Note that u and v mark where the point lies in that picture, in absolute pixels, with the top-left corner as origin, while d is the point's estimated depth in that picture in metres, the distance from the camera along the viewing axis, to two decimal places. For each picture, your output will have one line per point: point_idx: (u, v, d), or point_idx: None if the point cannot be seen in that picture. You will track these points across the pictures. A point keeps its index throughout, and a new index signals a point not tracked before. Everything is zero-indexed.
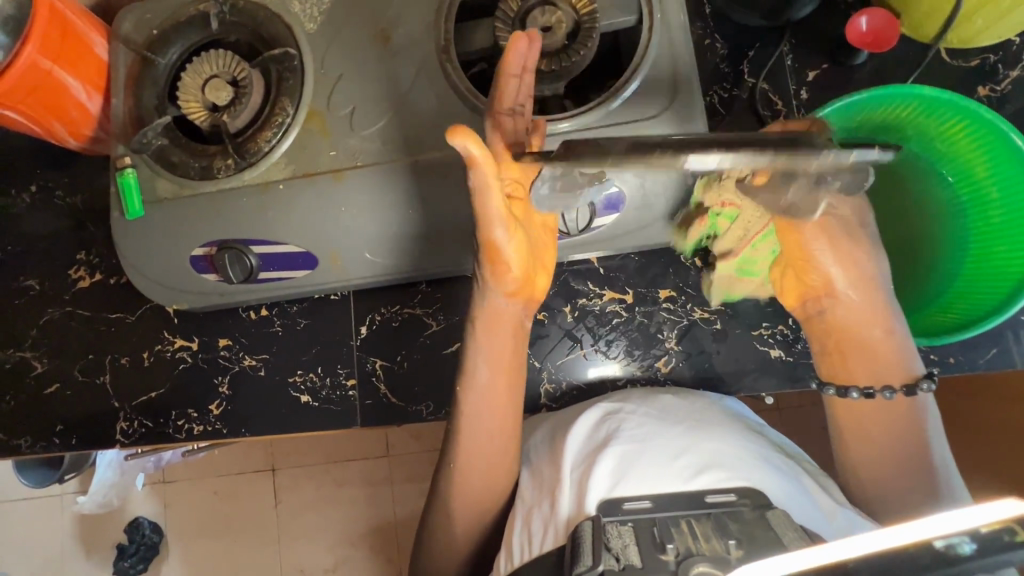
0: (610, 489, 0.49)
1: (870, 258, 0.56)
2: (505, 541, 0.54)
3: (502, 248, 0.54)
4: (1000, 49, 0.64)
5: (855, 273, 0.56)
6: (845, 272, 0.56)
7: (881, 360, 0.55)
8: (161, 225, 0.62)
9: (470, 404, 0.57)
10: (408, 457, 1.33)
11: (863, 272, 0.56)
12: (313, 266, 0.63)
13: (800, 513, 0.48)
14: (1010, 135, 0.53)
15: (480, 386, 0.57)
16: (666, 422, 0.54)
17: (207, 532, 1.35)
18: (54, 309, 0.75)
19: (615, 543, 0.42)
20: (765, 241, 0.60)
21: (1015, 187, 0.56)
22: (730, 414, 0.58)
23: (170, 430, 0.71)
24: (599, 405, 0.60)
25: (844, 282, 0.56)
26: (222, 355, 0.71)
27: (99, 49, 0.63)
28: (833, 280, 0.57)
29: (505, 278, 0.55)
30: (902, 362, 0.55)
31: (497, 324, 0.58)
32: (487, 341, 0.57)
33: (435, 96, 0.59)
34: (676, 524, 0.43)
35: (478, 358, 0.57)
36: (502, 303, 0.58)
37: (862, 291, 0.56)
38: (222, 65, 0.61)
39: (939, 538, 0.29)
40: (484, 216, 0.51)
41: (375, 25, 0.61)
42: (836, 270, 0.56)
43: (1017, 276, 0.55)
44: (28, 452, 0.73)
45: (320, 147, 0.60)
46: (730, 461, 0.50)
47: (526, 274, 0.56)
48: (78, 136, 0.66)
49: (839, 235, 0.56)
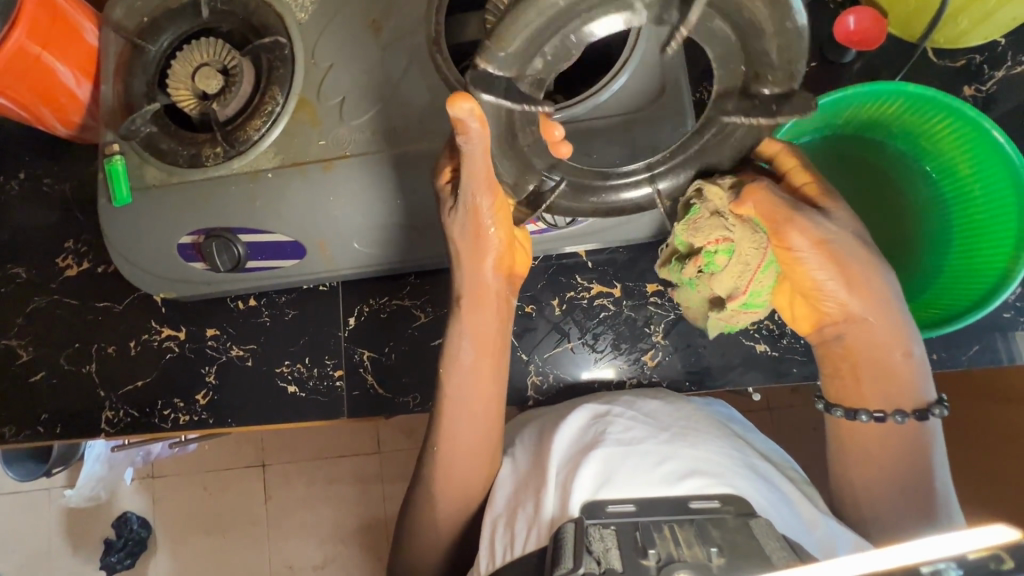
0: (595, 491, 0.49)
1: (883, 278, 0.53)
2: (485, 540, 0.53)
3: (485, 221, 0.54)
4: (987, 49, 0.64)
5: (870, 294, 0.53)
6: (859, 304, 0.53)
7: (894, 384, 0.53)
8: (148, 213, 0.62)
9: (452, 385, 0.58)
10: (399, 454, 1.32)
11: (877, 291, 0.53)
12: (301, 256, 0.63)
13: (780, 518, 0.48)
14: (993, 132, 0.54)
15: (465, 367, 0.58)
16: (654, 432, 0.54)
17: (194, 527, 1.34)
18: (41, 297, 0.75)
19: (597, 546, 0.42)
20: (766, 274, 0.57)
21: (998, 186, 0.56)
22: (716, 421, 0.59)
23: (156, 420, 0.71)
24: (586, 407, 0.60)
25: (858, 313, 0.53)
26: (209, 345, 0.71)
27: (89, 35, 0.63)
28: (846, 310, 0.53)
29: (484, 249, 0.55)
30: (916, 384, 0.53)
31: (484, 299, 0.58)
32: (469, 316, 0.58)
33: (425, 87, 0.59)
34: (659, 529, 0.44)
35: (464, 340, 0.58)
36: (488, 276, 0.57)
37: (877, 312, 0.53)
38: (215, 54, 0.62)
39: (926, 563, 0.30)
40: (471, 177, 0.49)
41: (366, 15, 0.61)
42: (849, 302, 0.53)
43: (997, 276, 0.55)
44: (11, 441, 0.73)
45: (310, 137, 0.60)
46: (716, 468, 0.50)
47: (506, 242, 0.56)
48: (67, 123, 0.66)
49: (847, 256, 0.53)
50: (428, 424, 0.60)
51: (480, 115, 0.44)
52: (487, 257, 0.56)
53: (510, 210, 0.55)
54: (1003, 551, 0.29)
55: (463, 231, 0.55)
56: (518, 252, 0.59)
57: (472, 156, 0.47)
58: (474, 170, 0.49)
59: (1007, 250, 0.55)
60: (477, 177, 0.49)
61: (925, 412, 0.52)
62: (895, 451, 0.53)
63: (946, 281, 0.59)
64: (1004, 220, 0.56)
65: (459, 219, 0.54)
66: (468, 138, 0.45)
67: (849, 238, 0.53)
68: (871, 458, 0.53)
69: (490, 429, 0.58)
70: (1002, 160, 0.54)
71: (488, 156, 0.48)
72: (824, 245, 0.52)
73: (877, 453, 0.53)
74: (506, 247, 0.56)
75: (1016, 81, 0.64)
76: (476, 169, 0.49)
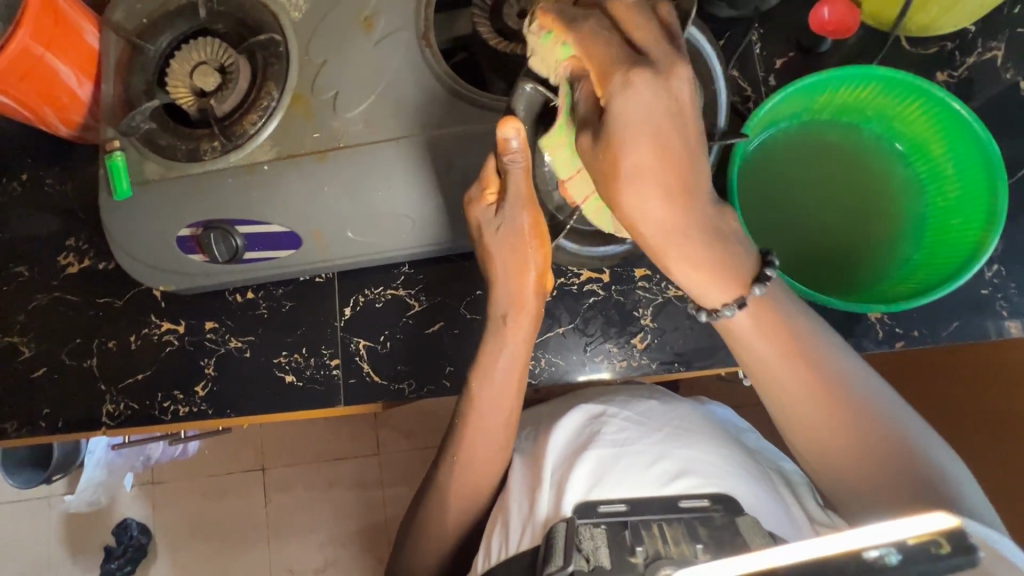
0: (588, 491, 0.49)
1: (633, 184, 0.46)
2: (484, 540, 0.55)
3: (521, 227, 0.57)
4: (957, 37, 0.66)
5: (638, 198, 0.47)
6: (654, 195, 0.46)
7: (703, 283, 0.49)
8: (148, 207, 0.64)
9: (483, 395, 0.59)
10: (399, 456, 1.33)
11: (642, 197, 0.46)
12: (297, 246, 0.64)
13: (776, 523, 0.48)
14: (963, 112, 0.57)
15: (497, 382, 0.59)
16: (648, 430, 0.55)
17: (194, 532, 1.34)
18: (42, 294, 0.76)
19: (587, 544, 0.43)
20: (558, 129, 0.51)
21: (968, 160, 0.59)
22: (712, 425, 0.59)
23: (156, 412, 0.72)
24: (582, 407, 0.60)
25: (660, 205, 0.47)
26: (208, 338, 0.72)
27: (90, 37, 0.65)
28: (638, 205, 0.47)
29: (526, 266, 0.59)
30: (728, 282, 0.49)
31: (524, 310, 0.60)
32: (515, 330, 0.60)
33: (415, 80, 0.61)
34: (647, 528, 0.44)
35: (505, 352, 0.59)
36: (529, 292, 0.60)
37: (649, 212, 0.47)
38: (212, 53, 0.64)
39: (869, 548, 0.30)
40: (512, 188, 0.55)
41: (357, 13, 0.63)
42: (649, 198, 0.46)
43: (972, 246, 0.58)
44: (13, 437, 0.74)
45: (305, 130, 0.62)
46: (707, 467, 0.50)
47: (546, 257, 0.60)
48: (69, 124, 0.69)
49: (611, 163, 0.46)
50: (452, 428, 0.61)
51: (524, 136, 0.51)
52: (530, 272, 0.59)
53: (547, 233, 0.60)
54: (943, 537, 0.30)
55: (507, 247, 0.58)
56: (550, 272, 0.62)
57: (516, 174, 0.54)
58: (520, 190, 0.55)
59: (980, 223, 0.58)
60: (521, 197, 0.56)
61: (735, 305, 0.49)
62: (825, 379, 0.48)
63: (925, 256, 0.61)
64: (975, 191, 0.59)
65: (502, 242, 0.58)
66: (512, 157, 0.52)
67: (631, 138, 0.44)
68: (788, 392, 0.49)
69: (503, 426, 0.59)
70: (970, 133, 0.58)
71: (528, 175, 0.55)
72: (614, 146, 0.45)
73: (793, 389, 0.48)
74: (545, 263, 0.60)
75: (986, 67, 0.66)
76: (516, 183, 0.55)
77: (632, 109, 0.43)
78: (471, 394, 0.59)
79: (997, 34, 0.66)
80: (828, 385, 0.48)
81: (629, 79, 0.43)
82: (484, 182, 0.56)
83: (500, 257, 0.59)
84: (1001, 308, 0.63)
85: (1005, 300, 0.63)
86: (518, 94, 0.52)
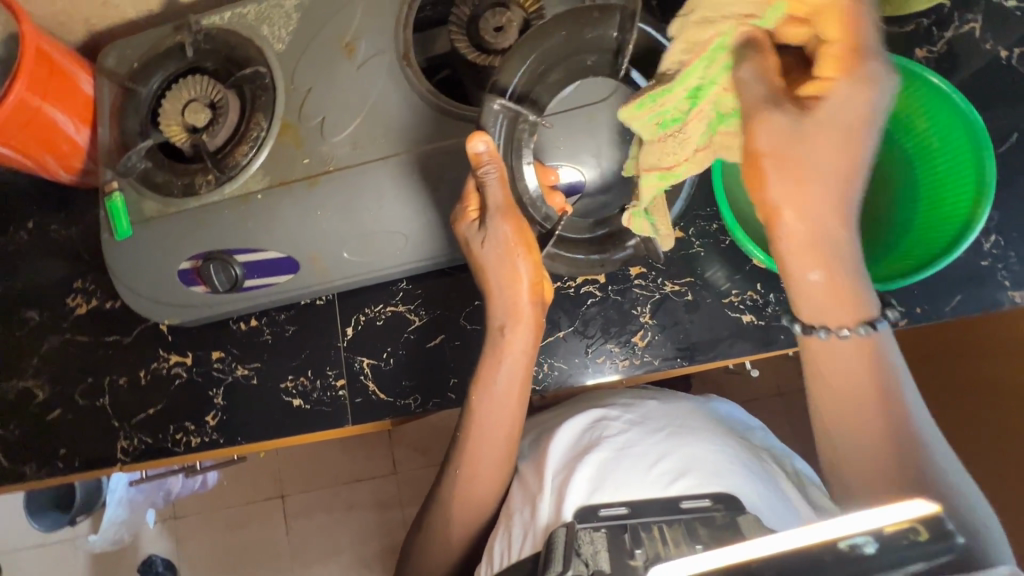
0: (589, 496, 0.49)
1: (810, 186, 0.45)
2: (486, 553, 0.54)
3: (500, 240, 0.56)
4: (933, 13, 0.67)
5: (806, 197, 0.45)
6: (823, 197, 0.45)
7: (839, 292, 0.46)
8: (147, 242, 0.66)
9: (480, 409, 0.58)
10: (416, 474, 1.32)
11: (814, 196, 0.45)
12: (294, 270, 0.65)
13: (774, 519, 0.47)
14: (941, 86, 0.58)
15: (492, 393, 0.58)
16: (651, 433, 0.55)
17: (218, 564, 1.34)
18: (54, 337, 0.78)
19: (586, 549, 0.41)
20: (670, 91, 0.50)
21: (950, 133, 0.59)
22: (711, 420, 0.60)
23: (169, 444, 0.73)
24: (589, 411, 0.60)
25: (823, 207, 0.45)
26: (216, 367, 0.73)
27: (85, 85, 0.68)
28: (802, 207, 0.45)
29: (518, 277, 0.57)
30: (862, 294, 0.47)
31: (519, 315, 0.58)
32: (511, 340, 0.58)
33: (398, 99, 0.63)
34: (647, 530, 0.43)
35: (497, 367, 0.58)
36: (524, 299, 0.58)
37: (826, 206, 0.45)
38: (202, 90, 0.66)
39: (844, 539, 0.29)
40: (495, 206, 0.55)
41: (338, 40, 0.65)
42: (815, 193, 0.45)
43: (963, 219, 0.57)
44: (33, 480, 0.75)
45: (296, 156, 0.64)
46: (707, 465, 0.50)
47: (537, 266, 0.58)
48: (69, 170, 0.70)
49: (791, 159, 0.45)
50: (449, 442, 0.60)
51: (493, 148, 0.53)
52: (522, 283, 0.57)
53: (536, 241, 0.59)
54: (919, 523, 0.29)
55: (498, 258, 0.57)
56: (547, 283, 0.61)
57: (492, 186, 0.55)
58: (497, 201, 0.55)
59: (970, 193, 0.57)
60: (500, 207, 0.55)
61: (864, 326, 0.46)
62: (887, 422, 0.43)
63: (919, 231, 0.61)
64: (960, 162, 0.58)
65: (491, 255, 0.57)
66: (486, 169, 0.54)
67: (824, 144, 0.44)
68: (858, 432, 0.44)
69: (498, 432, 0.58)
70: (952, 106, 0.58)
71: (505, 186, 0.55)
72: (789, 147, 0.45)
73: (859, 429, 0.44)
74: (536, 272, 0.58)
75: (965, 39, 0.66)
76: (496, 199, 0.55)
77: (849, 107, 0.44)
78: (470, 407, 0.59)
79: (974, 7, 0.66)
80: (895, 433, 0.43)
81: (860, 86, 0.43)
82: (466, 200, 0.58)
83: (490, 276, 0.58)
84: (1002, 279, 0.62)
85: (1006, 270, 0.62)
86: (487, 111, 0.54)
